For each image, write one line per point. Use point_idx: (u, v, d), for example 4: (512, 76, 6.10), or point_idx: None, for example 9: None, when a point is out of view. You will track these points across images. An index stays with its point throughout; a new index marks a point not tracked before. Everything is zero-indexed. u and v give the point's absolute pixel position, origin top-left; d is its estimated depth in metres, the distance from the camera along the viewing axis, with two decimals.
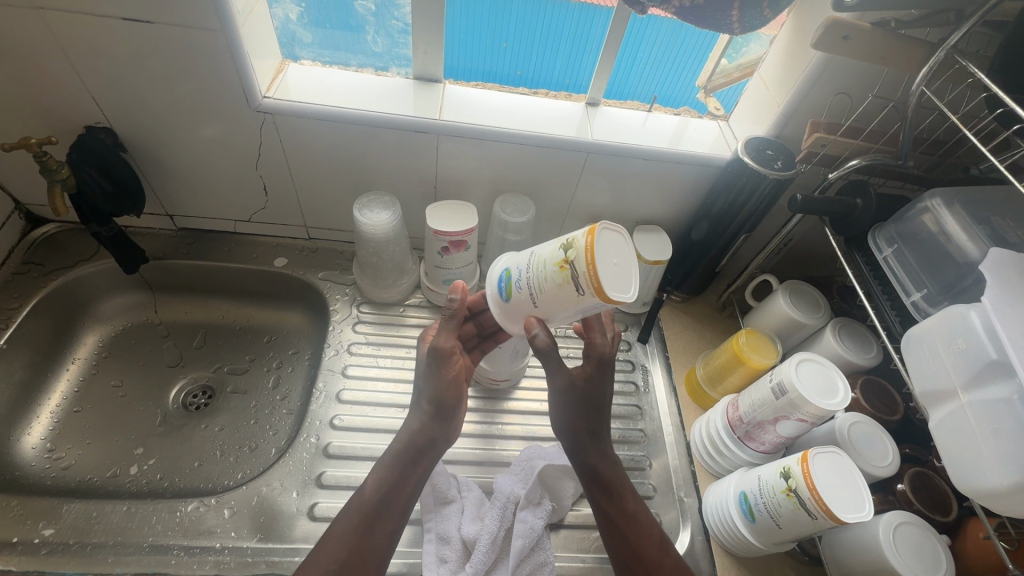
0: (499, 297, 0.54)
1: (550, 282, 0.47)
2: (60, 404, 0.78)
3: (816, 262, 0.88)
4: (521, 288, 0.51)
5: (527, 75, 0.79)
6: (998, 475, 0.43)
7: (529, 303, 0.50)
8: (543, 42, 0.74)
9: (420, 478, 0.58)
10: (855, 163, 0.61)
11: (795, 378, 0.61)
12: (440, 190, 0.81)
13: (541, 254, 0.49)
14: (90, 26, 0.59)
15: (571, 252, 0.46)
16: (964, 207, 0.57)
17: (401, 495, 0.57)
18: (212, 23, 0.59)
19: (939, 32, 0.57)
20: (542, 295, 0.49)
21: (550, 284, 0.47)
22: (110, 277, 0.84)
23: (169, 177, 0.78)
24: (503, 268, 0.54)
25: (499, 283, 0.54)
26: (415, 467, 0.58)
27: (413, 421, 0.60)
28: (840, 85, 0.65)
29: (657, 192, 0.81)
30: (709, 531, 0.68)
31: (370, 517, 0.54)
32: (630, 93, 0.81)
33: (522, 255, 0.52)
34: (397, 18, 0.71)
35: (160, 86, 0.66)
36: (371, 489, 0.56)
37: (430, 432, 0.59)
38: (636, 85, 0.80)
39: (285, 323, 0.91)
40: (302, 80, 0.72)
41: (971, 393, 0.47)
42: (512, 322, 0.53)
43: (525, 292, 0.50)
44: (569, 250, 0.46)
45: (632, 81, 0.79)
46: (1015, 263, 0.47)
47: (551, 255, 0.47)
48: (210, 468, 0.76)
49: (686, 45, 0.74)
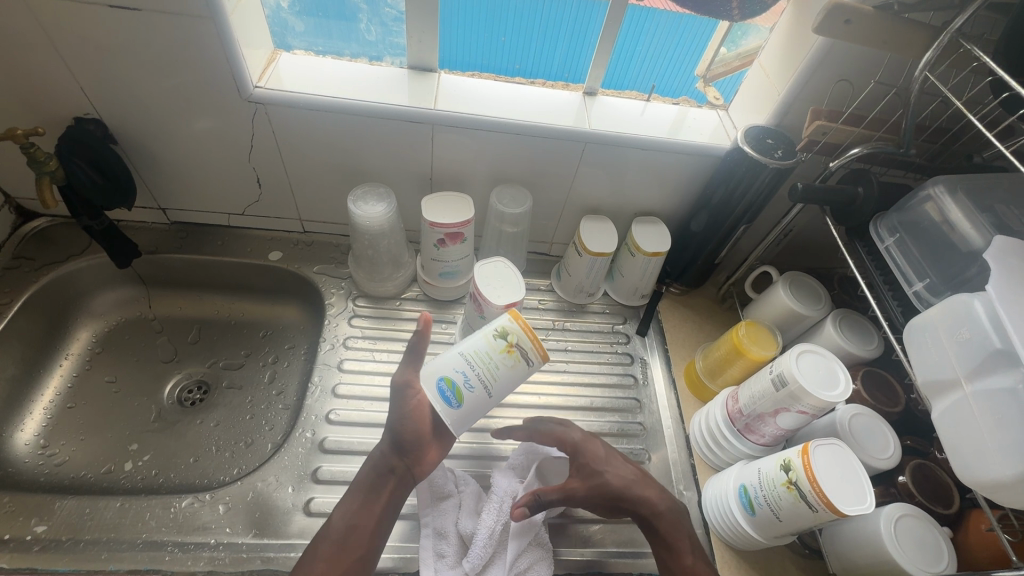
0: (445, 407, 0.58)
1: (501, 366, 0.60)
2: (53, 400, 0.77)
3: (816, 253, 0.87)
4: (472, 387, 0.59)
5: (524, 66, 0.77)
6: (1001, 465, 0.43)
7: (483, 395, 0.59)
8: (539, 30, 0.73)
9: (386, 505, 0.59)
10: (857, 150, 0.60)
11: (795, 370, 0.60)
12: (435, 181, 0.80)
13: (476, 350, 0.60)
14: (76, 14, 0.57)
15: (510, 338, 0.60)
16: (967, 195, 0.56)
17: (368, 522, 0.57)
18: (200, 10, 0.58)
19: (943, 15, 0.56)
20: (496, 381, 0.59)
21: (503, 367, 0.60)
22: (103, 271, 0.83)
23: (161, 170, 0.77)
24: (441, 379, 0.59)
25: (442, 393, 0.58)
26: (381, 494, 0.59)
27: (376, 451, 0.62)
28: (842, 71, 0.64)
29: (656, 183, 0.80)
30: (709, 525, 0.67)
31: (345, 544, 0.55)
32: (629, 83, 0.79)
33: (455, 359, 0.60)
34: (391, 6, 0.70)
35: (150, 76, 0.64)
36: (339, 520, 0.57)
37: (390, 462, 0.60)
38: (634, 76, 0.78)
39: (281, 317, 0.90)
40: (295, 70, 0.71)
41: (975, 383, 0.46)
42: (464, 422, 0.60)
43: (478, 389, 0.59)
44: (506, 337, 0.60)
45: (630, 71, 0.78)
46: (1020, 251, 0.47)
47: (490, 347, 0.60)
48: (205, 464, 0.75)
49: (684, 38, 0.73)
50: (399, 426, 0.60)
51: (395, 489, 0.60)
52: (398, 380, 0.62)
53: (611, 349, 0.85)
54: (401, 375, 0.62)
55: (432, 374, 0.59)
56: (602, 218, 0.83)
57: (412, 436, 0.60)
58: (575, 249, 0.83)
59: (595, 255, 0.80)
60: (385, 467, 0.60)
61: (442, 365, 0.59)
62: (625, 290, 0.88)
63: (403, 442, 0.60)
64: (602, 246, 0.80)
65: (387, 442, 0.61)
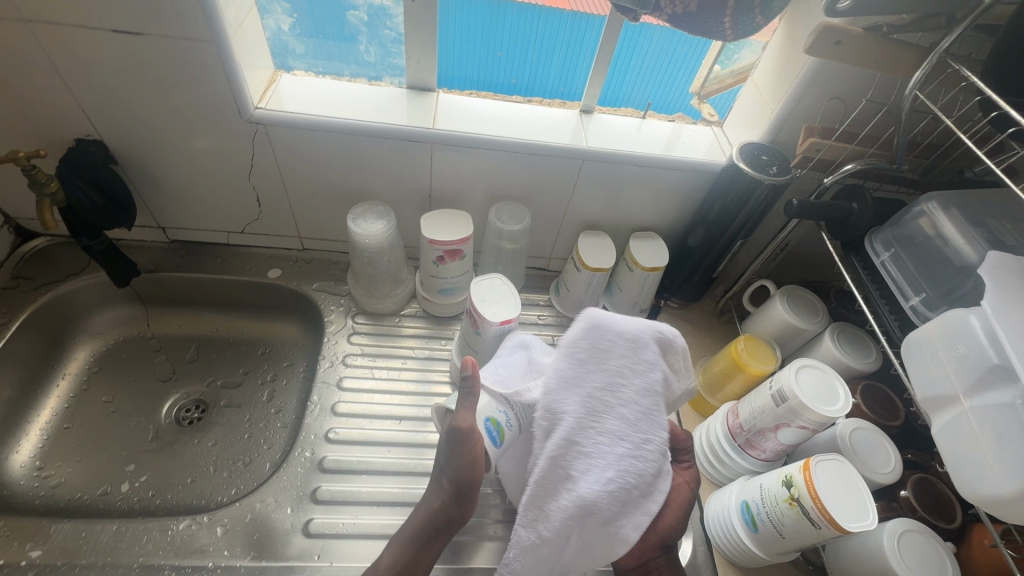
0: (490, 447, 0.60)
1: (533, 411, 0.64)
2: (50, 420, 0.76)
3: (812, 267, 0.88)
4: (513, 427, 0.61)
5: (521, 81, 0.78)
6: (1004, 482, 0.43)
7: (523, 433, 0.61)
8: (537, 50, 0.74)
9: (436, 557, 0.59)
10: (851, 167, 0.61)
11: (795, 385, 0.60)
12: (435, 200, 0.81)
13: None
14: (79, 38, 0.58)
15: None
16: (960, 210, 0.57)
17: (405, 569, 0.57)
18: (203, 34, 0.59)
19: (930, 36, 0.58)
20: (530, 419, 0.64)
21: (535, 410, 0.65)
22: (102, 290, 0.83)
23: (161, 190, 0.78)
24: (486, 420, 0.60)
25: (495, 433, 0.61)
26: (431, 549, 0.59)
27: (434, 498, 0.61)
28: (834, 89, 0.65)
29: (653, 199, 0.81)
30: (712, 542, 0.67)
31: None
32: (624, 100, 0.81)
33: (494, 399, 0.62)
34: (389, 28, 0.71)
35: (152, 98, 0.65)
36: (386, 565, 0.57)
37: (449, 512, 0.60)
38: (630, 93, 0.80)
39: (279, 335, 0.90)
40: (294, 91, 0.72)
41: (973, 399, 0.46)
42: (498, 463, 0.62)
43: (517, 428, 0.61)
44: None
45: (626, 89, 0.79)
46: (1013, 267, 0.47)
47: None
48: (203, 484, 0.74)
49: (679, 52, 0.74)
50: (460, 475, 0.59)
51: (444, 541, 0.60)
52: (461, 425, 0.59)
53: None
54: (461, 419, 0.60)
55: (479, 415, 0.61)
56: (600, 233, 0.84)
57: (473, 487, 0.59)
58: (573, 264, 0.84)
59: (594, 271, 0.81)
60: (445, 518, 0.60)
61: (485, 405, 0.61)
62: (623, 304, 0.88)
63: (462, 489, 0.59)
64: (600, 262, 0.80)
65: (448, 488, 0.60)
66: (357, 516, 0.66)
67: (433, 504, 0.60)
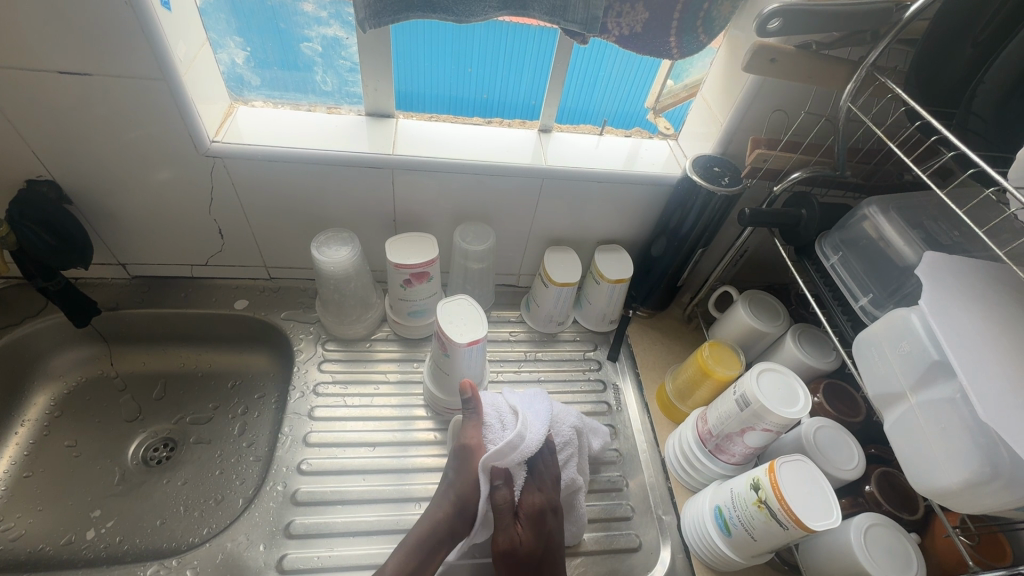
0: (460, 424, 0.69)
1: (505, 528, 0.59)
2: (8, 470, 0.74)
3: (772, 270, 0.91)
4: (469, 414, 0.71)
5: (492, 95, 0.79)
6: (951, 472, 0.45)
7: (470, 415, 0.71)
8: (505, 67, 0.75)
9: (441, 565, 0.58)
10: (797, 175, 0.63)
11: (757, 389, 0.61)
12: (399, 223, 0.81)
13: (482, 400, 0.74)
14: (25, 80, 0.58)
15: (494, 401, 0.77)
16: (899, 213, 0.60)
17: None
18: (153, 72, 0.59)
19: (859, 50, 0.61)
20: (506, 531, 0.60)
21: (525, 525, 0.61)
22: (61, 332, 0.81)
23: (120, 227, 0.77)
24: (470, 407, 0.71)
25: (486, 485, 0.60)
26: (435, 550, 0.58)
27: (437, 509, 0.61)
28: (776, 102, 0.67)
29: (615, 213, 0.83)
30: (690, 548, 0.68)
31: None
32: (595, 112, 0.82)
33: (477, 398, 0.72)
34: (345, 58, 0.72)
35: (104, 136, 0.64)
36: None
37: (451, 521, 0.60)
38: (600, 104, 0.81)
39: (249, 366, 0.89)
40: (252, 123, 0.72)
41: (918, 394, 0.48)
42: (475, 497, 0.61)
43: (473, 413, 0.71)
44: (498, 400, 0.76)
45: (596, 101, 0.81)
46: (947, 266, 0.50)
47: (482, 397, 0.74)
48: (172, 525, 0.73)
49: (644, 62, 0.75)
50: (466, 493, 0.60)
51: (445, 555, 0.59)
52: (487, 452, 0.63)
53: (583, 377, 0.86)
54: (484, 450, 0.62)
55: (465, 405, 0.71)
56: (565, 248, 0.85)
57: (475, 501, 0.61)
58: (541, 280, 0.85)
59: (561, 286, 0.82)
60: (462, 509, 0.60)
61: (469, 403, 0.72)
62: (593, 316, 0.89)
63: (466, 501, 0.60)
64: (566, 276, 0.82)
65: (453, 505, 0.60)
66: (333, 548, 0.65)
67: (435, 514, 0.60)
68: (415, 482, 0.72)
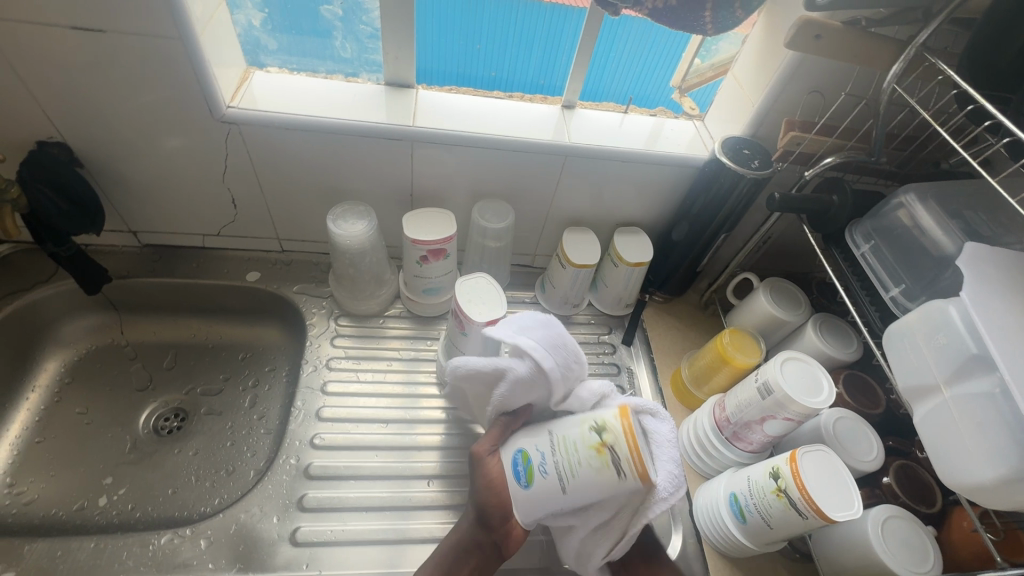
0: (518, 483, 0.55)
1: (585, 464, 0.52)
2: (20, 435, 0.74)
3: (792, 257, 0.89)
4: (546, 472, 0.53)
5: (501, 74, 0.76)
6: (985, 467, 0.44)
7: (557, 484, 0.53)
8: (515, 43, 0.72)
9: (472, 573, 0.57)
10: (831, 160, 0.61)
11: (780, 378, 0.61)
12: (416, 198, 0.79)
13: (566, 436, 0.54)
14: (38, 36, 0.55)
15: (606, 436, 0.52)
16: (937, 202, 0.58)
17: None
18: (169, 31, 0.56)
19: (907, 29, 0.58)
20: (581, 489, 0.52)
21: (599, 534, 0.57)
22: (71, 298, 0.80)
23: (132, 193, 0.75)
24: (518, 453, 0.56)
25: (511, 464, 0.55)
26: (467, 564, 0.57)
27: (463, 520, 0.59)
28: (813, 83, 0.65)
29: (636, 194, 0.81)
30: (701, 533, 0.67)
31: None
32: (605, 94, 0.79)
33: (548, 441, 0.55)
34: (365, 23, 0.69)
35: (119, 98, 0.62)
36: None
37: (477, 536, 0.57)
38: (610, 86, 0.78)
39: (259, 339, 0.88)
40: (268, 90, 0.69)
41: (953, 387, 0.47)
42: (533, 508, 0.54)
43: (553, 478, 0.53)
44: (604, 433, 0.53)
45: (605, 81, 0.78)
46: (990, 257, 0.48)
47: (581, 439, 0.53)
48: (184, 495, 0.72)
49: (658, 42, 0.73)
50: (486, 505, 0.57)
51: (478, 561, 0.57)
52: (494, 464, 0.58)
53: (597, 360, 0.85)
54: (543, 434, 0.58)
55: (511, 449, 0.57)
56: (584, 229, 0.83)
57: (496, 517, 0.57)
58: (558, 261, 0.83)
59: (579, 267, 0.80)
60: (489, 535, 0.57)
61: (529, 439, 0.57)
62: (609, 300, 0.88)
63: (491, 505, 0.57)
64: (584, 258, 0.80)
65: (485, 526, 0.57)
66: (346, 522, 0.65)
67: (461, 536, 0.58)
68: (422, 460, 0.72)
